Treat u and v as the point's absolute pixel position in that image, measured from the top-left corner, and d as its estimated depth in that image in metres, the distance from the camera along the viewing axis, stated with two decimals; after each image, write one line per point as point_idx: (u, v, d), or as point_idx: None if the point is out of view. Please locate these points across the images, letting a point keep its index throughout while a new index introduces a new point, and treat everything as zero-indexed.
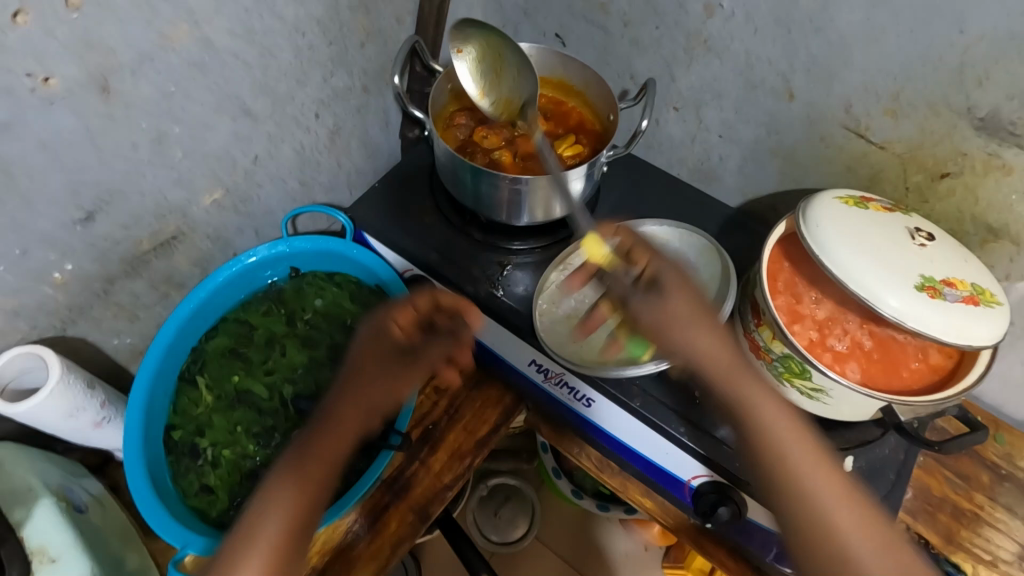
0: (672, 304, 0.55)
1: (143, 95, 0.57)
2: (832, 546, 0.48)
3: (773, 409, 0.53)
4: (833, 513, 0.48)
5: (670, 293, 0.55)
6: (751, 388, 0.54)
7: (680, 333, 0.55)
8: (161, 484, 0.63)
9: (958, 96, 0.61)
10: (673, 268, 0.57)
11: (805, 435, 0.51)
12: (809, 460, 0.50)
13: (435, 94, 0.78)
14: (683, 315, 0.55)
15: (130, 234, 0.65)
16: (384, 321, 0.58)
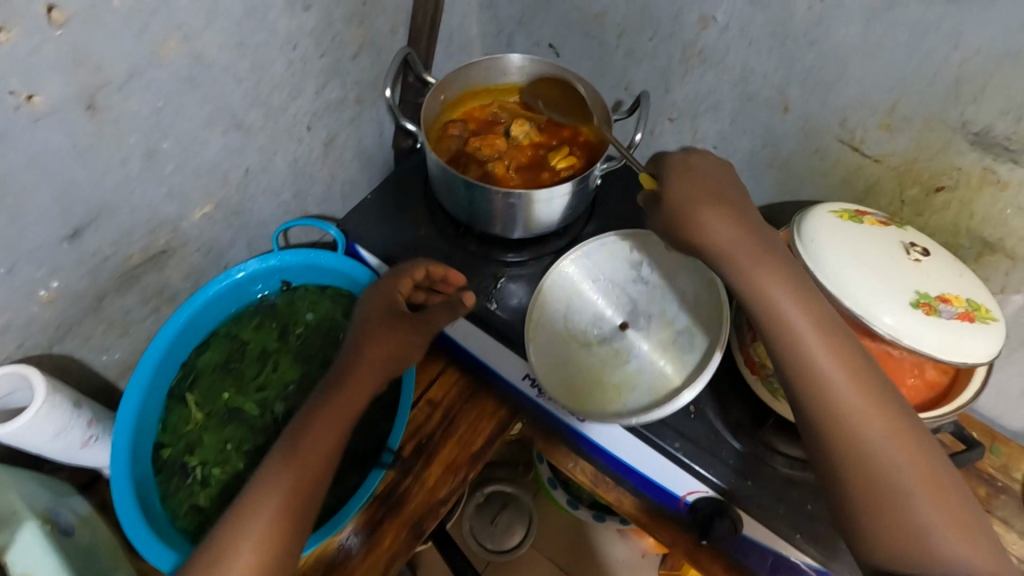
0: (691, 186, 0.57)
1: (132, 110, 0.56)
2: (851, 439, 0.49)
3: (802, 306, 0.52)
4: (852, 407, 0.49)
5: (687, 183, 0.57)
6: (779, 289, 0.53)
7: (699, 213, 0.55)
8: (149, 504, 0.62)
9: (953, 111, 0.61)
10: (689, 163, 0.59)
11: (830, 333, 0.51)
12: (833, 357, 0.51)
13: (428, 107, 0.77)
14: (707, 206, 0.55)
15: (120, 250, 0.63)
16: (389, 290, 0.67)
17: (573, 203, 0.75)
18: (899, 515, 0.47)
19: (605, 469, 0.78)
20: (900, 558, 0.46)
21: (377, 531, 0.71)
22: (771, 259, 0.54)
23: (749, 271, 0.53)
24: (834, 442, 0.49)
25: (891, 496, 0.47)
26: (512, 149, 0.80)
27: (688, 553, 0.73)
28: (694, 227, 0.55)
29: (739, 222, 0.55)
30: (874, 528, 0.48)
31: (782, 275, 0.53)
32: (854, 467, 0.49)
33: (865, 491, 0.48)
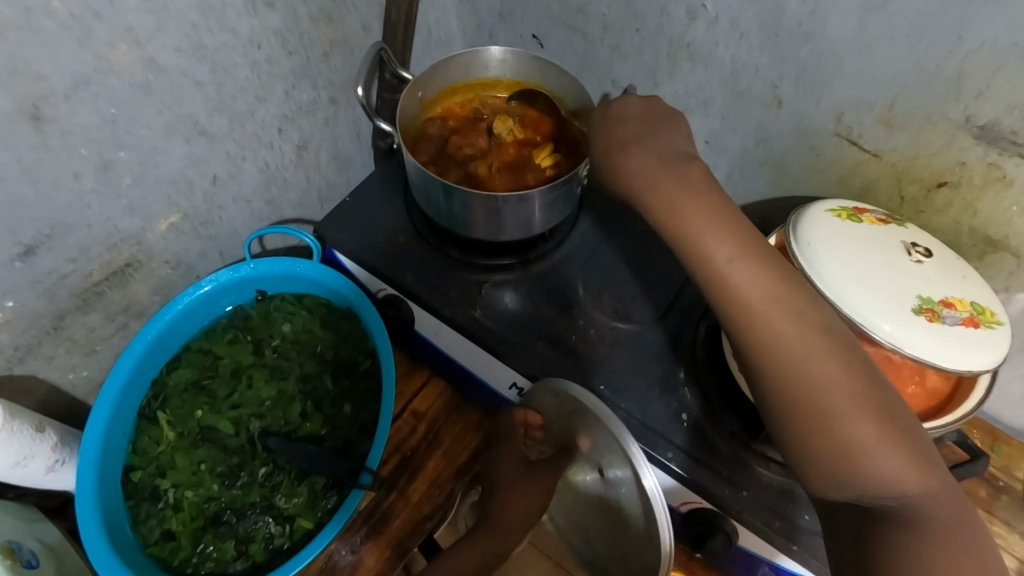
0: (612, 134, 0.59)
1: (81, 122, 0.53)
2: (778, 363, 0.46)
3: (722, 235, 0.50)
4: (779, 331, 0.47)
5: (610, 131, 0.59)
6: (702, 222, 0.50)
7: (615, 159, 0.57)
8: (117, 533, 0.60)
9: (956, 106, 0.58)
10: (615, 110, 0.61)
11: (757, 263, 0.49)
12: (757, 282, 0.48)
13: (404, 106, 0.73)
14: (627, 152, 0.57)
15: (78, 267, 0.61)
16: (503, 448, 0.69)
17: (559, 207, 0.72)
18: (830, 436, 0.43)
19: None
20: (834, 479, 0.44)
21: (364, 548, 0.70)
22: (695, 190, 0.52)
23: (671, 210, 0.52)
24: (762, 366, 0.47)
25: (820, 417, 0.44)
26: (495, 148, 0.76)
27: (681, 562, 0.74)
28: (613, 174, 0.57)
29: (662, 160, 0.55)
30: (805, 451, 0.45)
31: (710, 205, 0.51)
32: (782, 391, 0.46)
33: (795, 414, 0.45)
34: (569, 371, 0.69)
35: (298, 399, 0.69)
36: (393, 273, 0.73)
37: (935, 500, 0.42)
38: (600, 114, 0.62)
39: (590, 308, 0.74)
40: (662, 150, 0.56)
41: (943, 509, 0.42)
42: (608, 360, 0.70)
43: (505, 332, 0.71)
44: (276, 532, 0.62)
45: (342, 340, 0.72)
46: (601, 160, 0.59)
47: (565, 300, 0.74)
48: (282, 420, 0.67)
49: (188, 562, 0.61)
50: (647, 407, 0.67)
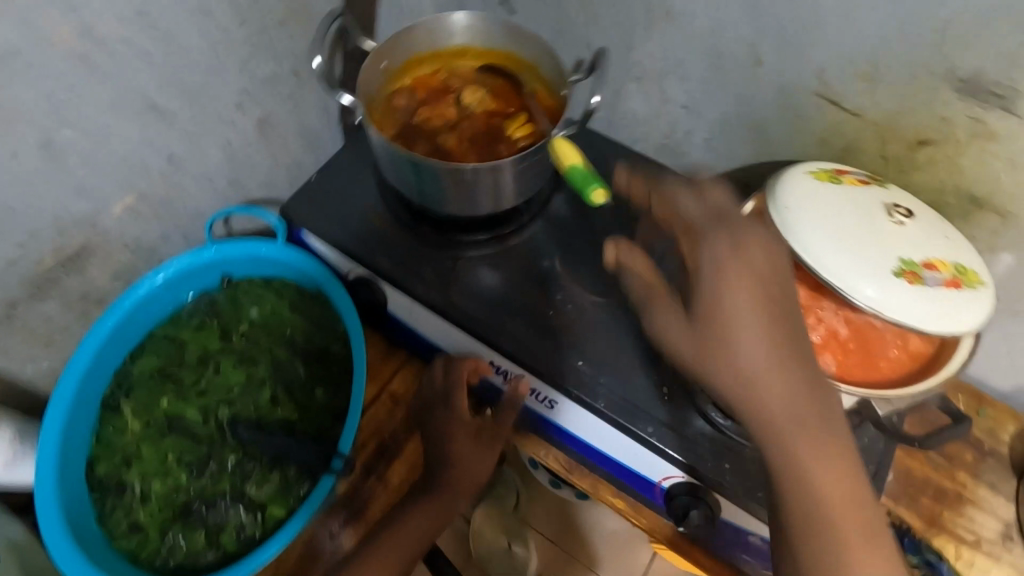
0: (728, 281, 0.44)
1: (15, 96, 0.50)
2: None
3: (819, 448, 0.43)
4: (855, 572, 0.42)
5: (726, 272, 0.45)
6: (770, 361, 0.43)
7: (724, 321, 0.44)
8: (82, 526, 0.58)
9: (938, 58, 0.55)
10: (733, 241, 0.46)
11: (814, 409, 0.44)
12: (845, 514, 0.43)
13: (368, 77, 0.70)
14: (743, 313, 0.44)
15: (28, 253, 0.58)
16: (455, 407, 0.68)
17: (531, 178, 0.69)
18: None
19: (581, 455, 0.72)
20: None
21: (343, 533, 0.68)
22: (801, 389, 0.44)
23: (763, 393, 0.43)
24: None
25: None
26: (467, 121, 0.74)
27: (667, 537, 0.71)
28: (720, 341, 0.43)
29: (742, 268, 0.45)
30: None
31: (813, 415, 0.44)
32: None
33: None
34: (547, 348, 0.67)
35: (267, 385, 0.67)
36: (362, 252, 0.71)
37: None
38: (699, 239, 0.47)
39: (568, 282, 0.72)
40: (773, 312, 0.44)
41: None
42: (587, 335, 0.69)
43: (480, 310, 0.69)
44: (247, 521, 0.60)
45: (311, 323, 0.70)
46: (703, 307, 0.44)
47: (542, 276, 0.72)
48: (250, 407, 0.66)
49: (157, 555, 0.59)
50: (627, 382, 0.66)
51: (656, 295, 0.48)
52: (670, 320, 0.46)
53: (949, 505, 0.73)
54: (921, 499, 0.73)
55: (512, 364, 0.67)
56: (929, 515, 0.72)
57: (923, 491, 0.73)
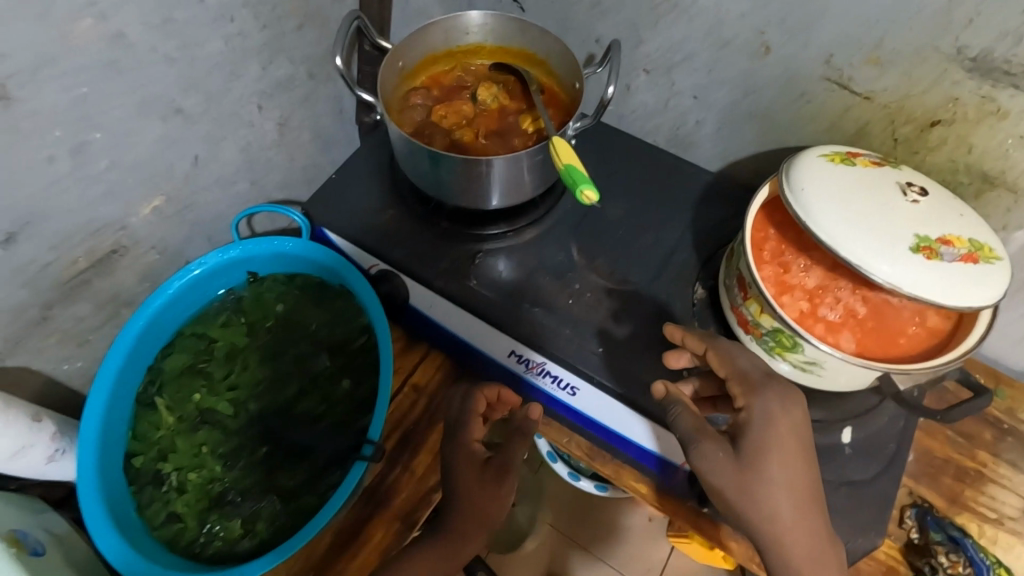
0: (776, 432, 0.49)
1: (51, 102, 0.51)
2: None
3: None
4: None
5: (776, 425, 0.49)
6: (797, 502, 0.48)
7: (772, 469, 0.47)
8: (124, 517, 0.60)
9: (946, 38, 0.56)
10: (784, 399, 0.50)
11: (825, 559, 0.48)
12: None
13: (385, 75, 0.71)
14: (786, 467, 0.48)
15: (62, 255, 0.60)
16: (462, 436, 0.64)
17: (548, 170, 0.71)
18: None
19: (604, 441, 0.73)
20: None
21: (370, 524, 0.68)
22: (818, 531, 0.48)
23: (783, 529, 0.47)
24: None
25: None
26: (482, 116, 0.75)
27: (690, 521, 0.70)
28: (764, 487, 0.47)
29: (790, 422, 0.49)
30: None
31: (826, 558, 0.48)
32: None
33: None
34: (567, 336, 0.68)
35: (294, 377, 0.68)
36: (385, 248, 0.72)
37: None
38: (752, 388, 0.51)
39: (583, 271, 0.73)
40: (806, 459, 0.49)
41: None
42: (607, 323, 0.70)
43: (501, 302, 0.70)
44: (281, 509, 0.61)
45: (334, 316, 0.71)
46: (749, 450, 0.48)
47: (560, 267, 0.73)
48: (279, 399, 0.67)
49: (196, 542, 0.60)
50: (648, 367, 0.67)
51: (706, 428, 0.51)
52: (716, 450, 0.48)
53: (971, 485, 0.73)
54: (943, 478, 0.74)
55: (533, 352, 0.68)
56: (951, 495, 0.72)
57: (944, 470, 0.74)
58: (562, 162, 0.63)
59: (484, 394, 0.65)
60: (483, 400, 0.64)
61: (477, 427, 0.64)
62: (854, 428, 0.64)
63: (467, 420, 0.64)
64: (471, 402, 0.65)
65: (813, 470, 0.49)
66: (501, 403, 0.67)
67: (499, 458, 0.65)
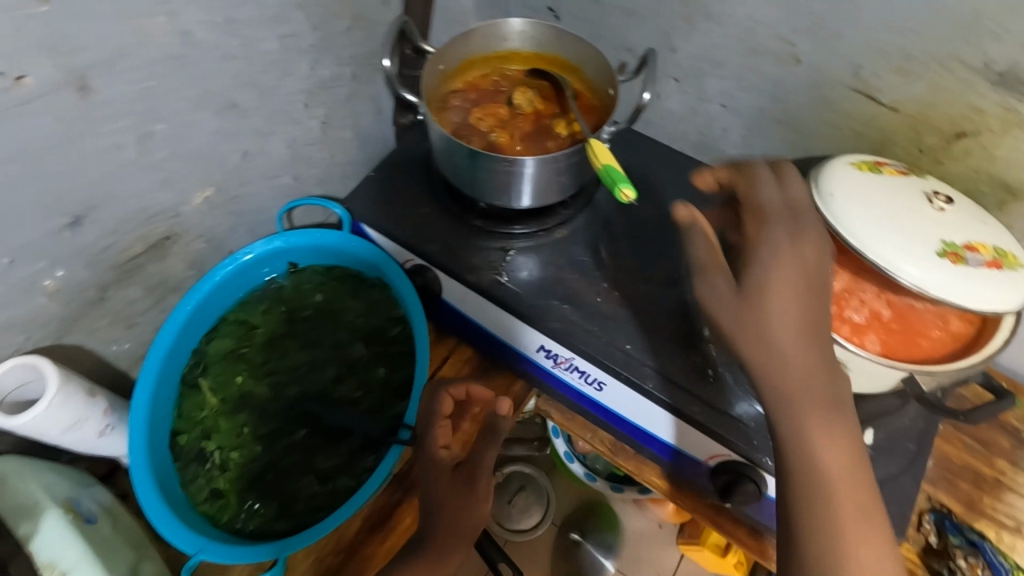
0: (779, 269, 0.49)
1: (123, 94, 0.55)
2: (836, 546, 0.44)
3: (829, 421, 0.47)
4: (844, 527, 0.45)
5: (780, 260, 0.50)
6: (795, 334, 0.48)
7: (773, 297, 0.48)
8: (170, 492, 0.62)
9: (972, 51, 0.59)
10: (794, 238, 0.52)
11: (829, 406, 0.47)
12: (845, 484, 0.46)
13: (427, 78, 0.74)
14: (787, 301, 0.48)
15: (120, 239, 0.63)
16: (427, 442, 0.59)
17: (581, 171, 0.73)
18: None
19: (625, 437, 0.76)
20: None
21: (397, 511, 0.69)
22: (821, 369, 0.48)
23: (782, 360, 0.47)
24: (808, 546, 0.45)
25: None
26: (517, 119, 0.78)
27: (709, 517, 0.73)
28: (759, 315, 0.48)
29: (793, 266, 0.50)
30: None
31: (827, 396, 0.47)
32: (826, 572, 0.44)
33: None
34: (595, 331, 0.70)
35: (332, 364, 0.71)
36: (419, 243, 0.74)
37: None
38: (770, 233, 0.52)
39: (611, 270, 0.76)
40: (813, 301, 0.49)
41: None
42: (634, 320, 0.72)
43: (531, 297, 0.72)
44: (319, 490, 0.64)
45: (371, 308, 0.74)
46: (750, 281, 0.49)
47: (589, 265, 0.76)
48: (318, 385, 0.70)
49: (236, 518, 0.63)
50: (674, 363, 0.69)
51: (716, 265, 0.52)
52: (719, 283, 0.50)
53: (989, 491, 0.74)
54: (959, 483, 0.75)
55: (562, 348, 0.71)
56: (969, 501, 0.74)
57: (961, 475, 0.75)
58: (599, 162, 0.65)
59: (448, 391, 0.62)
60: (447, 398, 0.61)
61: (443, 429, 0.60)
62: (876, 430, 0.66)
63: (433, 423, 0.60)
64: (438, 402, 0.61)
65: (818, 310, 0.49)
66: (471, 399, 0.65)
67: (471, 462, 0.58)
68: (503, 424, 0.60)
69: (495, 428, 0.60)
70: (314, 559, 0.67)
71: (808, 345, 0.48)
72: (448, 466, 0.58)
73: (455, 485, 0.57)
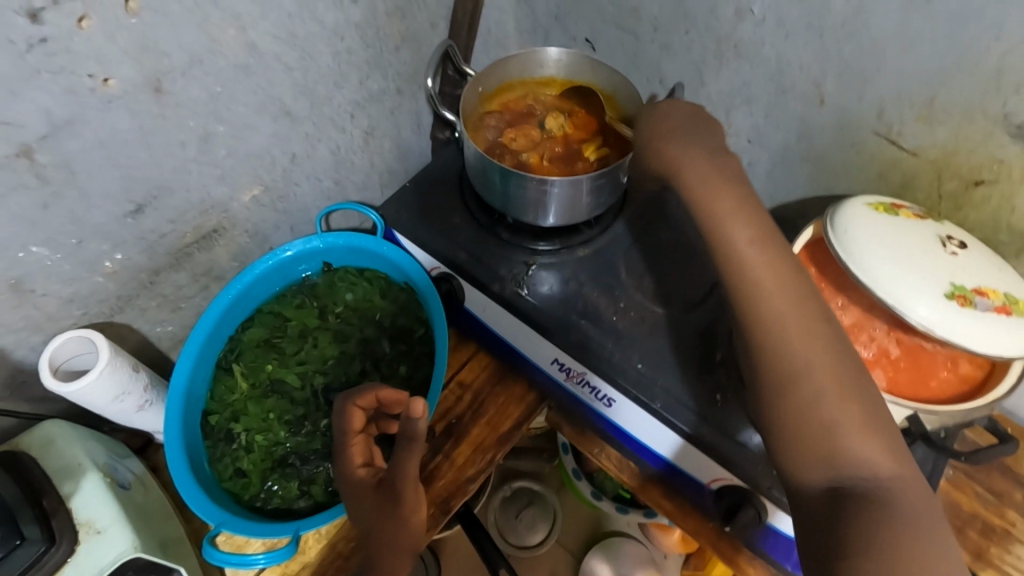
0: (656, 123, 0.60)
1: (192, 96, 0.60)
2: (784, 349, 0.46)
3: (770, 263, 0.49)
4: (795, 348, 0.46)
5: (655, 120, 0.61)
6: (686, 156, 0.56)
7: (688, 172, 0.55)
8: (197, 466, 0.67)
9: (994, 102, 0.60)
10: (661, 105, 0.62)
11: (739, 202, 0.52)
12: (790, 310, 0.47)
13: (466, 98, 0.78)
14: (668, 138, 0.58)
15: (175, 228, 0.68)
16: (342, 466, 0.58)
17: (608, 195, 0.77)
18: (802, 397, 0.45)
19: (634, 453, 0.78)
20: (805, 448, 0.44)
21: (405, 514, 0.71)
22: (753, 221, 0.52)
23: (687, 181, 0.55)
24: (771, 373, 0.46)
25: (820, 429, 0.43)
26: (547, 141, 0.81)
27: (711, 542, 0.74)
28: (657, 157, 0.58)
29: (670, 120, 0.59)
30: (790, 443, 0.45)
31: (769, 242, 0.51)
32: (784, 394, 0.45)
33: (788, 426, 0.45)
34: (610, 347, 0.73)
35: (358, 360, 0.75)
36: (448, 251, 0.78)
37: (907, 490, 0.41)
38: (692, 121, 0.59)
39: (630, 290, 0.78)
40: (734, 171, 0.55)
41: (917, 531, 0.39)
42: (648, 341, 0.74)
43: (552, 310, 0.75)
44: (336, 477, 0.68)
45: (398, 309, 0.79)
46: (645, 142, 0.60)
47: (608, 283, 0.79)
48: (343, 377, 0.74)
49: (257, 497, 0.67)
50: (684, 384, 0.71)
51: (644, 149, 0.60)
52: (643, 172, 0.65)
53: (997, 542, 0.74)
54: (968, 532, 0.74)
55: (576, 362, 0.73)
56: (976, 550, 0.73)
57: (970, 524, 0.75)
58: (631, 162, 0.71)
59: (355, 405, 0.59)
60: (352, 412, 0.58)
61: (356, 447, 0.58)
62: None
63: (347, 443, 0.59)
64: (346, 417, 0.59)
65: (698, 134, 0.58)
66: (386, 405, 0.60)
67: (387, 476, 0.56)
68: (419, 425, 0.53)
69: (412, 433, 0.53)
70: (326, 545, 0.70)
71: (703, 163, 0.55)
72: (368, 485, 0.56)
73: (379, 500, 0.55)
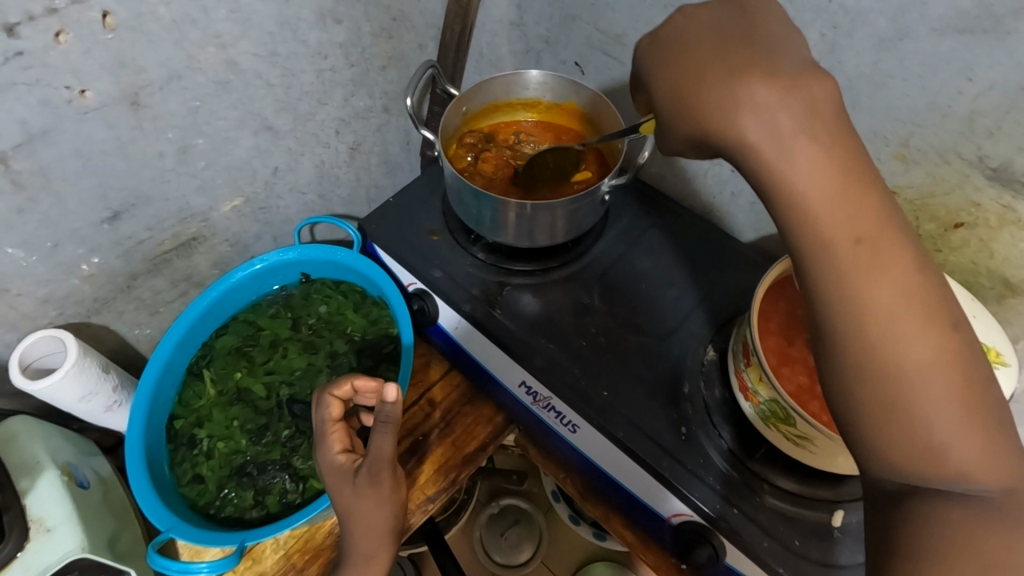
0: (690, 50, 0.43)
1: (170, 110, 0.62)
2: (878, 352, 0.35)
3: (877, 261, 0.35)
4: (894, 352, 0.34)
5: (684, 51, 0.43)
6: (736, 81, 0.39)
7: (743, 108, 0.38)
8: (157, 467, 0.68)
9: (968, 145, 0.59)
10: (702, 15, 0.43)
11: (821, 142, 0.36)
12: (886, 298, 0.35)
13: (446, 120, 0.79)
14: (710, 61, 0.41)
15: (153, 235, 0.70)
16: (322, 454, 0.54)
17: (584, 218, 0.77)
18: (897, 407, 0.34)
19: (598, 482, 0.77)
20: (898, 462, 0.35)
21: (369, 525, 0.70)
22: (842, 178, 0.36)
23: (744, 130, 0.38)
24: (865, 394, 0.35)
25: (928, 455, 0.34)
26: None
27: None
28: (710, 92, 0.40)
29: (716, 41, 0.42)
30: (880, 450, 0.35)
31: (872, 222, 0.36)
32: (875, 400, 0.35)
33: (884, 434, 0.35)
34: (574, 373, 0.72)
35: (324, 373, 0.76)
36: (421, 268, 0.79)
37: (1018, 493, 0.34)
38: (739, 31, 0.41)
39: (601, 315, 0.78)
40: (834, 115, 0.38)
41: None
42: (613, 371, 0.73)
43: (520, 332, 0.75)
44: (291, 488, 0.69)
45: (369, 324, 0.79)
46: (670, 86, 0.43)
47: (580, 307, 0.78)
48: (309, 390, 0.74)
49: (212, 503, 0.68)
50: (645, 415, 0.70)
51: (675, 120, 0.43)
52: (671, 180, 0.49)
53: None
54: None
55: (541, 386, 0.73)
56: None
57: None
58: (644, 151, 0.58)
59: (331, 393, 0.54)
60: (329, 403, 0.53)
61: (335, 435, 0.54)
62: (847, 512, 0.64)
63: (324, 430, 0.54)
64: (324, 408, 0.54)
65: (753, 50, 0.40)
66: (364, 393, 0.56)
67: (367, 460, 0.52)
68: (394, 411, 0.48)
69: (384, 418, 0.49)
70: (281, 556, 0.69)
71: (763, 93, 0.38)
72: (349, 471, 0.53)
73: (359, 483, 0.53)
